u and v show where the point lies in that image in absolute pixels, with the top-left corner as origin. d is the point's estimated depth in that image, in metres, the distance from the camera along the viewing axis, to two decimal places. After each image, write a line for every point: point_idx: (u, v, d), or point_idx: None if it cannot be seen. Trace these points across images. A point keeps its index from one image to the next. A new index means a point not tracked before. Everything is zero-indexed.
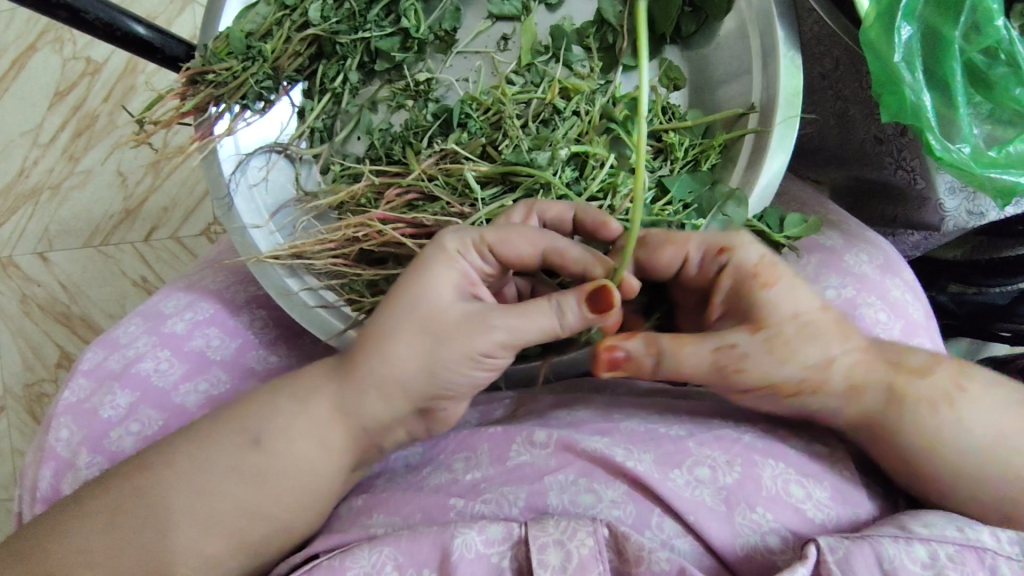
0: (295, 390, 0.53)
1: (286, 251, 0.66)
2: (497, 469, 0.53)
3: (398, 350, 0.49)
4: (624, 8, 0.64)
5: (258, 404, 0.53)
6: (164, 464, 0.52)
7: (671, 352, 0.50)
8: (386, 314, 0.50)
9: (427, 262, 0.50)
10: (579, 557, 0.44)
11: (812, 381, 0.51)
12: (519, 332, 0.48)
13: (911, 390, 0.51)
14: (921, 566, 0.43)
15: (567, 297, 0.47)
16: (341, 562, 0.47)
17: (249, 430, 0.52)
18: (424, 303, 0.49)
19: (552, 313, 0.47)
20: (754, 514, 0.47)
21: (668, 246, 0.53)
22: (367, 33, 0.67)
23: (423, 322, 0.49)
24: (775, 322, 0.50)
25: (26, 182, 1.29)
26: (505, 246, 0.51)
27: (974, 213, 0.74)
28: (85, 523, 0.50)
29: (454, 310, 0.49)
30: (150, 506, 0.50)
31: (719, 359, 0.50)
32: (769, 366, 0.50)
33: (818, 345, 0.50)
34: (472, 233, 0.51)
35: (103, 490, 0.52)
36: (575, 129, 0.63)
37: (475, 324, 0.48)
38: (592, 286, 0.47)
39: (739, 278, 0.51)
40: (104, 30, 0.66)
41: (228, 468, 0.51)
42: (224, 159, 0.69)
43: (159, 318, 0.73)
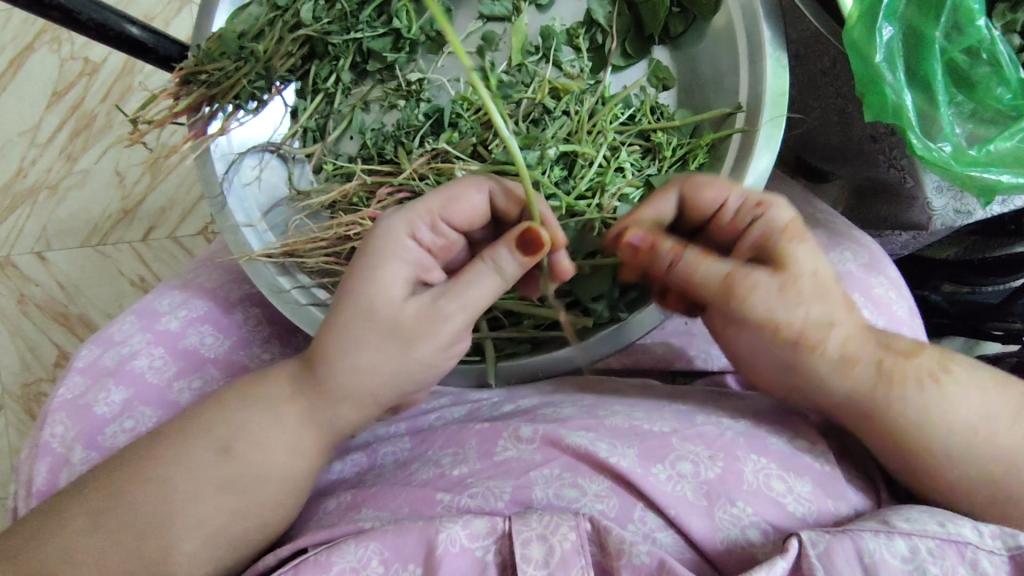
0: (271, 393, 0.53)
1: (278, 250, 0.67)
2: (484, 463, 0.54)
3: (364, 358, 0.50)
4: (613, 9, 0.66)
5: (230, 406, 0.54)
6: (146, 462, 0.52)
7: (693, 260, 0.52)
8: (343, 325, 0.50)
9: (377, 254, 0.51)
10: (562, 552, 0.45)
11: (812, 335, 0.52)
12: (470, 304, 0.49)
13: (898, 368, 0.52)
14: (901, 561, 0.44)
15: (498, 252, 0.48)
16: (328, 557, 0.48)
17: (222, 435, 0.52)
18: (380, 309, 0.50)
19: (490, 272, 0.48)
20: (734, 508, 0.48)
21: (712, 186, 0.55)
22: (359, 33, 0.68)
23: (383, 327, 0.49)
24: (795, 271, 0.51)
25: (24, 182, 1.30)
26: (451, 212, 0.54)
27: (961, 212, 0.74)
28: (71, 523, 0.51)
29: (409, 309, 0.50)
30: (135, 503, 0.51)
31: (730, 285, 0.51)
32: (772, 307, 0.51)
33: (824, 303, 0.51)
34: (417, 208, 0.53)
35: (87, 490, 0.52)
36: (565, 129, 0.64)
37: (431, 312, 0.49)
38: (518, 232, 0.47)
39: (766, 233, 0.53)
40: (97, 30, 0.66)
41: (207, 472, 0.51)
42: (218, 160, 0.70)
43: (153, 315, 0.73)
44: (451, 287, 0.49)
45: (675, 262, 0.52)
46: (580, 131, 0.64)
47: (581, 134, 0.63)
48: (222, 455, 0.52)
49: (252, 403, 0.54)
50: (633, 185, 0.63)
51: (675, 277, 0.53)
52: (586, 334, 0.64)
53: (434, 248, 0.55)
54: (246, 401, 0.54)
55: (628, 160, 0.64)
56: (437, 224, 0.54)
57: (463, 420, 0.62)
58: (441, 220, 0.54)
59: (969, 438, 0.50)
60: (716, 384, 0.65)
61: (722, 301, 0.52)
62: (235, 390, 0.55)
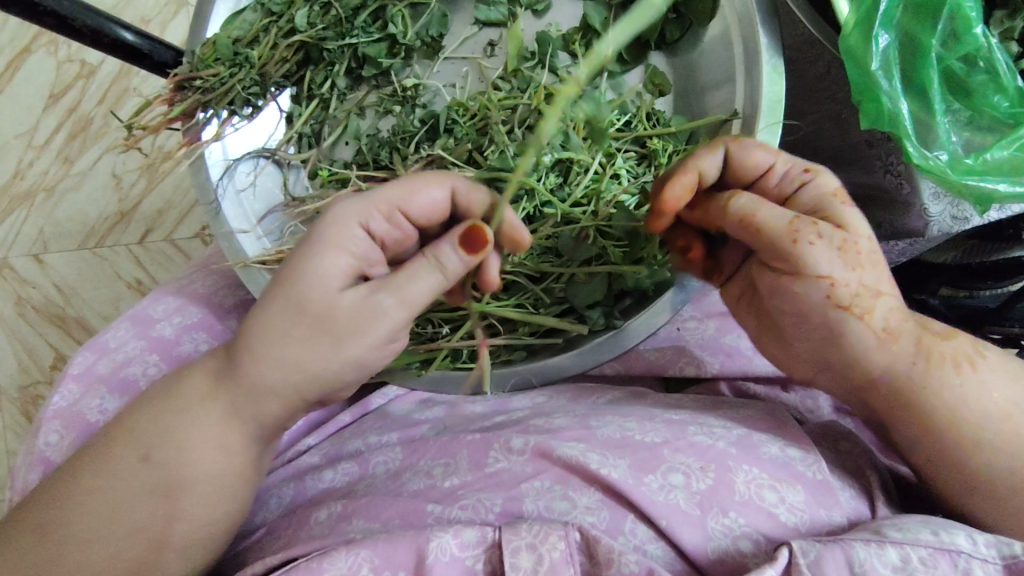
0: (188, 392, 0.52)
1: (271, 257, 0.66)
2: (475, 475, 0.54)
3: (291, 347, 0.48)
4: (610, 14, 0.65)
5: (150, 411, 0.53)
6: (76, 472, 0.52)
7: (752, 203, 0.51)
8: (275, 311, 0.48)
9: (323, 241, 0.48)
10: (551, 561, 0.45)
11: (862, 300, 0.51)
12: (407, 301, 0.47)
13: (936, 348, 0.53)
14: (892, 569, 0.43)
15: (440, 247, 0.46)
16: (319, 564, 0.47)
17: (143, 442, 0.52)
18: (314, 296, 0.47)
19: (432, 269, 0.46)
20: (726, 518, 0.48)
21: (762, 150, 0.53)
22: (355, 38, 0.68)
23: (314, 316, 0.47)
24: (855, 234, 0.51)
25: (22, 185, 1.29)
26: (410, 205, 0.50)
27: (958, 219, 0.71)
28: (18, 543, 0.50)
29: (345, 300, 0.47)
30: (68, 516, 0.51)
31: (793, 232, 0.50)
32: (833, 264, 0.50)
33: (878, 270, 0.51)
34: (372, 199, 0.49)
35: (30, 505, 0.52)
36: (561, 134, 0.64)
37: (368, 306, 0.47)
38: (462, 229, 0.46)
39: (819, 197, 0.52)
40: (91, 36, 0.66)
41: (133, 480, 0.51)
42: (213, 165, 0.69)
43: (147, 322, 0.73)
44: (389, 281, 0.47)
45: (732, 202, 0.52)
46: (575, 137, 0.63)
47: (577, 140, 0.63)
48: (146, 462, 0.51)
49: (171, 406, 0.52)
50: (629, 192, 0.63)
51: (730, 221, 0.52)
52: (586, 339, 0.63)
53: (384, 240, 0.51)
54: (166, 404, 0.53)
55: (623, 167, 0.64)
56: (393, 217, 0.50)
57: (456, 429, 0.63)
58: (398, 213, 0.50)
59: (984, 433, 0.51)
60: (710, 391, 0.65)
61: (781, 249, 0.51)
62: (153, 397, 0.54)
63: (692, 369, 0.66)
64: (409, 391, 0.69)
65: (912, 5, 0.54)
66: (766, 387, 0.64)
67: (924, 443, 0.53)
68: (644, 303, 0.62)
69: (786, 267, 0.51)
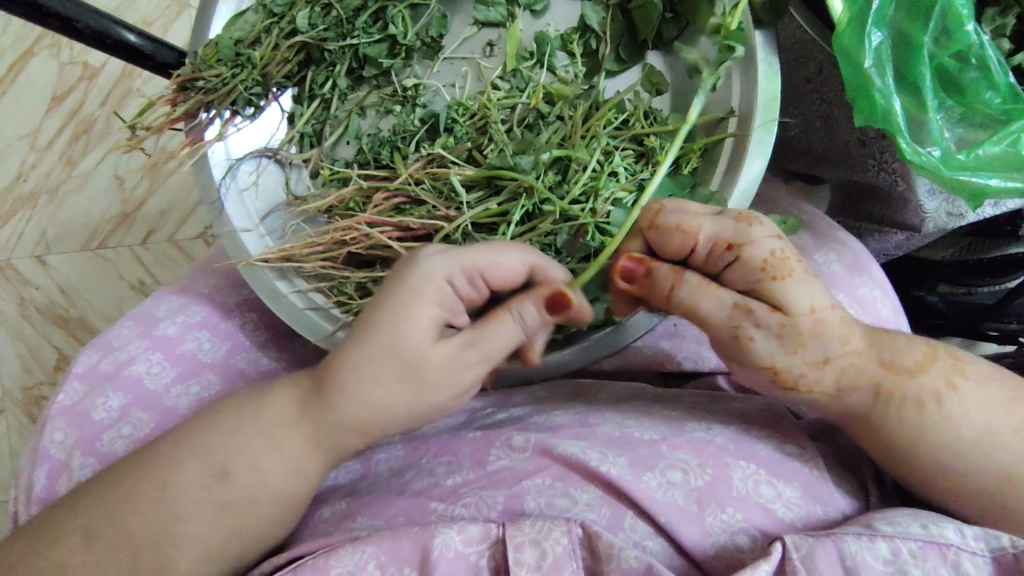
0: (269, 415, 0.53)
1: (275, 254, 0.67)
2: (478, 473, 0.54)
3: (373, 392, 0.50)
4: (607, 14, 0.66)
5: (229, 427, 0.54)
6: (141, 477, 0.53)
7: (693, 290, 0.50)
8: (366, 352, 0.49)
9: (411, 293, 0.49)
10: (554, 556, 0.46)
11: (807, 379, 0.52)
12: (491, 357, 0.49)
13: (899, 388, 0.52)
14: (883, 563, 0.44)
15: (524, 304, 0.49)
16: (325, 560, 0.48)
17: (219, 458, 0.53)
18: (405, 347, 0.49)
19: (514, 324, 0.49)
20: (724, 514, 0.49)
21: (678, 230, 0.51)
22: (355, 39, 0.68)
23: (404, 365, 0.49)
24: (791, 314, 0.50)
25: (25, 186, 1.31)
26: (493, 266, 0.51)
27: (953, 214, 0.74)
28: (67, 538, 0.52)
29: (436, 355, 0.49)
30: (129, 522, 0.52)
31: (722, 329, 0.51)
32: (771, 352, 0.51)
33: (821, 345, 0.51)
34: (460, 256, 0.50)
35: (83, 506, 0.53)
36: (559, 133, 0.65)
37: (456, 364, 0.49)
38: (548, 292, 0.48)
39: (752, 272, 0.50)
40: (94, 37, 0.67)
41: (201, 495, 0.52)
42: (215, 165, 0.71)
43: (151, 321, 0.74)
44: (473, 335, 0.49)
45: (676, 288, 0.51)
46: (573, 136, 0.64)
47: (575, 139, 0.63)
48: (217, 480, 0.52)
49: (251, 427, 0.53)
50: (627, 189, 0.62)
51: (672, 309, 0.52)
52: (584, 335, 0.64)
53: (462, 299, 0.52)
54: (245, 422, 0.54)
55: (622, 164, 0.63)
56: (475, 278, 0.51)
57: (458, 427, 0.63)
58: (479, 273, 0.51)
59: (958, 464, 0.52)
60: (708, 386, 0.66)
61: (717, 339, 0.52)
62: (232, 411, 0.55)
63: (689, 363, 0.67)
64: None
65: (904, 3, 0.55)
66: None
67: (899, 468, 0.54)
68: None
69: (725, 351, 0.53)
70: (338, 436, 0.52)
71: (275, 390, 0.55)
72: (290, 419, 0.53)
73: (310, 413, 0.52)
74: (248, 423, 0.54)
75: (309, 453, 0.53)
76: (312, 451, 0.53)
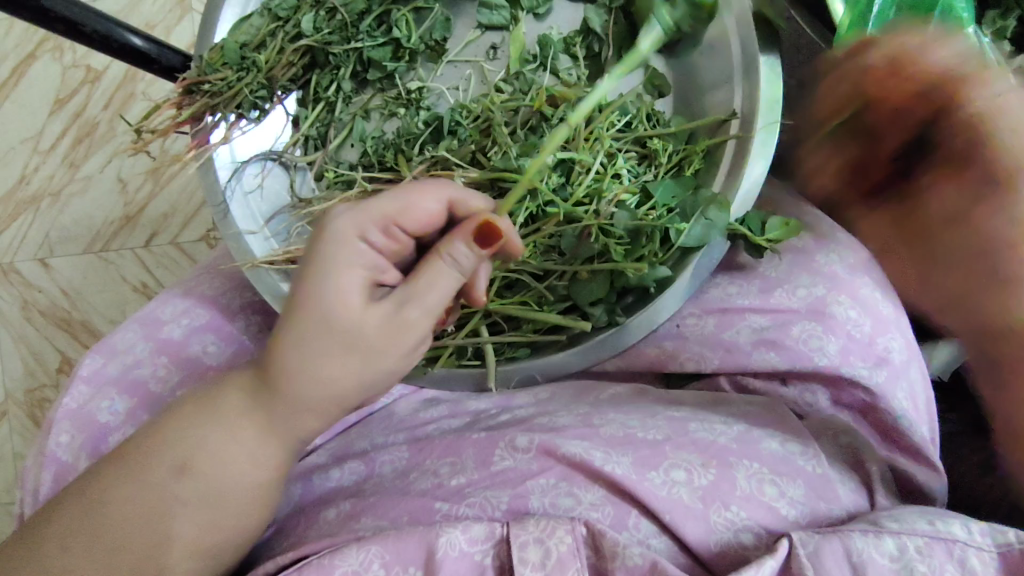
0: (223, 407, 0.53)
1: (280, 256, 0.68)
2: (482, 473, 0.55)
3: (319, 366, 0.50)
4: (610, 18, 0.66)
5: (188, 419, 0.54)
6: (111, 480, 0.53)
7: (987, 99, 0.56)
8: (301, 335, 0.50)
9: (329, 259, 0.50)
10: (558, 554, 0.46)
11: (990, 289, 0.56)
12: (431, 304, 0.49)
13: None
14: (890, 559, 0.45)
15: (456, 244, 0.48)
16: (330, 560, 0.48)
17: (184, 451, 0.53)
18: (336, 317, 0.49)
19: (450, 269, 0.48)
20: (729, 512, 0.49)
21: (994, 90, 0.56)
22: (359, 42, 0.69)
23: (340, 336, 0.49)
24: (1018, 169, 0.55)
25: (28, 189, 1.31)
26: (409, 215, 0.52)
27: None
28: (46, 543, 0.52)
29: (371, 317, 0.49)
30: (102, 524, 0.52)
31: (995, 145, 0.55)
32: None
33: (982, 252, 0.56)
34: (368, 212, 0.51)
35: (57, 513, 0.53)
36: (563, 135, 0.64)
37: (394, 322, 0.49)
38: (477, 226, 0.48)
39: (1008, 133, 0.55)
40: (100, 42, 0.68)
41: (170, 492, 0.52)
42: (220, 168, 0.72)
43: (155, 323, 0.74)
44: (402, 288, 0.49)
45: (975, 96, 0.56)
46: (577, 138, 0.64)
47: (578, 141, 0.63)
48: (184, 474, 0.52)
49: (208, 419, 0.53)
50: (630, 192, 0.63)
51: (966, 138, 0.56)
52: (588, 337, 0.65)
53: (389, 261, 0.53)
54: (203, 413, 0.54)
55: (625, 166, 0.64)
56: (394, 231, 0.52)
57: (462, 428, 0.64)
58: (394, 226, 0.52)
59: None
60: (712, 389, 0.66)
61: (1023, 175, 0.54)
62: (191, 403, 0.55)
63: (692, 365, 0.66)
64: (414, 389, 0.70)
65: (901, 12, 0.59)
66: (765, 381, 0.65)
67: None
68: (646, 300, 0.64)
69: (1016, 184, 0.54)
70: (297, 418, 0.52)
71: (226, 383, 0.54)
72: (244, 407, 0.53)
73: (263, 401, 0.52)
74: (203, 416, 0.54)
75: (267, 441, 0.53)
76: (271, 437, 0.53)
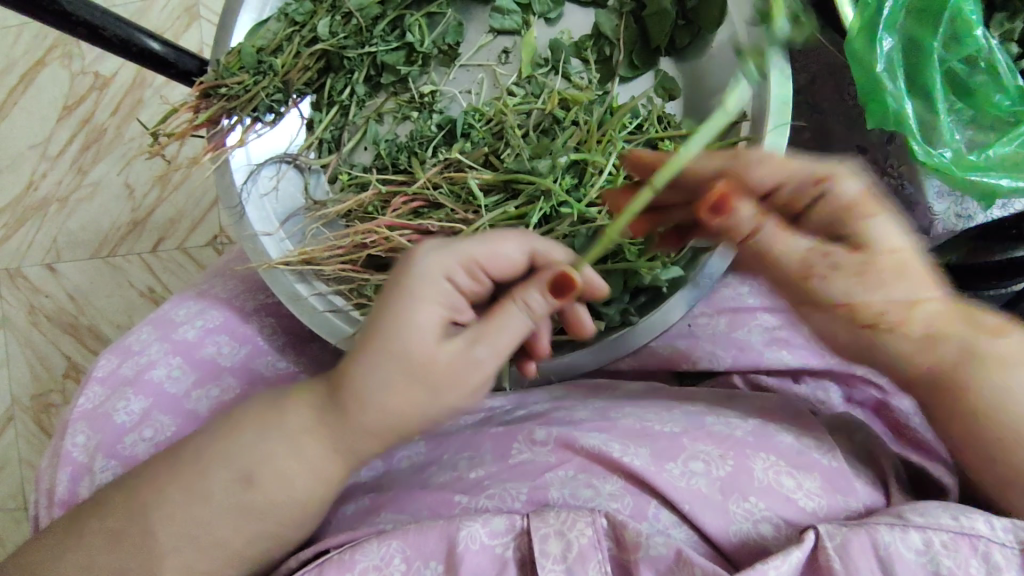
0: (295, 424, 0.53)
1: (296, 258, 0.68)
2: (500, 466, 0.56)
3: (389, 399, 0.50)
4: (620, 22, 0.67)
5: (254, 431, 0.53)
6: (166, 482, 0.53)
7: (773, 231, 0.54)
8: (375, 363, 0.50)
9: (413, 293, 0.51)
10: (579, 546, 0.47)
11: (893, 315, 0.54)
12: (502, 347, 0.50)
13: (964, 347, 0.54)
14: (916, 553, 0.46)
15: (530, 293, 0.50)
16: (351, 555, 0.49)
17: (246, 463, 0.52)
18: (411, 350, 0.49)
19: (523, 314, 0.50)
20: (747, 503, 0.50)
21: (763, 166, 0.54)
22: (373, 47, 0.70)
23: (412, 369, 0.49)
24: (874, 249, 0.53)
25: (36, 195, 1.32)
26: (490, 259, 0.55)
27: (962, 215, 0.75)
28: (86, 540, 0.52)
29: (444, 353, 0.49)
30: (149, 525, 0.52)
31: (807, 266, 0.54)
32: (855, 287, 0.54)
33: (908, 283, 0.54)
34: (456, 251, 0.53)
35: (101, 509, 0.53)
36: (574, 138, 0.65)
37: (466, 361, 0.50)
38: (553, 277, 0.50)
39: (840, 208, 0.54)
40: (120, 45, 0.69)
41: (226, 501, 0.52)
42: (236, 169, 0.71)
43: (169, 325, 0.75)
44: (473, 330, 0.50)
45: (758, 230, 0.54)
46: (590, 140, 0.65)
47: (592, 143, 0.64)
48: (244, 486, 0.52)
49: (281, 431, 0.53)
50: None
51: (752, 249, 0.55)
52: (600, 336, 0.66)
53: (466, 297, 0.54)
54: (269, 427, 0.53)
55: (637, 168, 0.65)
56: (472, 271, 0.54)
57: (479, 424, 0.65)
58: (479, 269, 0.55)
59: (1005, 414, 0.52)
60: (723, 384, 0.67)
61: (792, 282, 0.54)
62: (257, 413, 0.54)
63: (706, 362, 0.68)
64: None
65: (913, 12, 0.56)
66: (776, 378, 0.66)
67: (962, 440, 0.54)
68: (658, 300, 0.66)
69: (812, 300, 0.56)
70: (362, 442, 0.51)
71: (298, 395, 0.54)
72: (316, 425, 0.52)
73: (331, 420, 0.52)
74: (273, 428, 0.53)
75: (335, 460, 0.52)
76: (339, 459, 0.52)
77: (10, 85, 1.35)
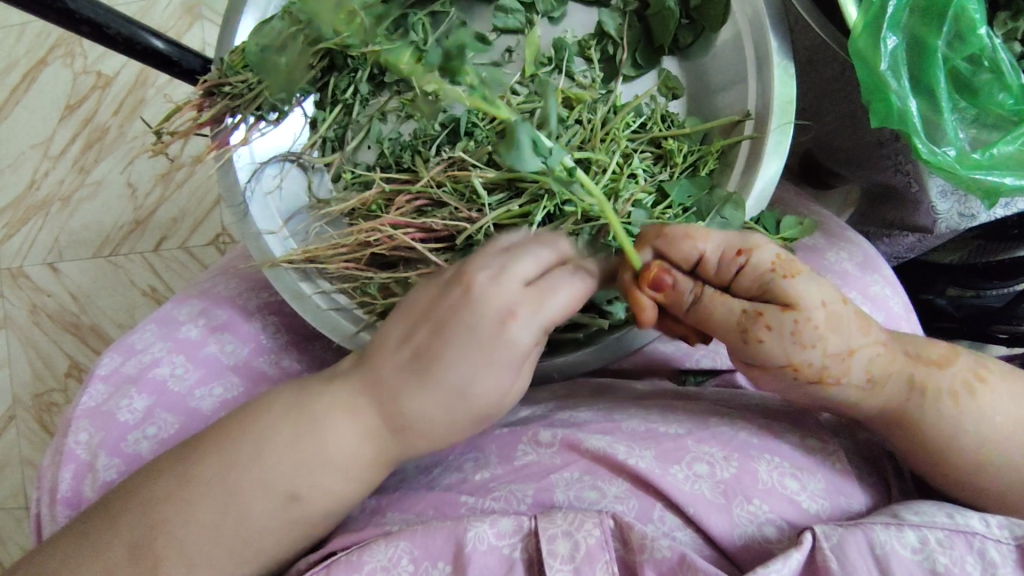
0: (338, 450, 0.52)
1: (298, 256, 0.68)
2: (506, 468, 0.56)
3: (447, 433, 0.52)
4: (624, 20, 0.67)
5: (288, 450, 0.52)
6: (194, 493, 0.52)
7: (711, 297, 0.52)
8: (440, 408, 0.51)
9: (488, 351, 0.50)
10: (587, 547, 0.47)
11: (833, 370, 0.52)
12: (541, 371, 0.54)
13: (931, 381, 0.54)
14: (912, 551, 0.46)
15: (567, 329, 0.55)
16: (359, 556, 0.49)
17: (289, 482, 0.52)
18: (478, 399, 0.51)
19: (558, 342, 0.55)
20: (751, 505, 0.50)
21: (688, 238, 0.52)
22: (377, 45, 0.69)
23: (475, 413, 0.51)
24: (806, 308, 0.50)
25: (38, 194, 1.32)
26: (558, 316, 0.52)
27: (965, 215, 0.77)
28: (110, 551, 0.51)
29: (507, 398, 0.52)
30: (172, 531, 0.51)
31: (742, 330, 0.51)
32: (792, 349, 0.51)
33: (842, 337, 0.51)
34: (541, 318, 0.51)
35: (118, 520, 0.52)
36: (579, 137, 0.64)
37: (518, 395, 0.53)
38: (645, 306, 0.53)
39: (760, 277, 0.51)
40: (124, 43, 0.69)
41: (273, 520, 0.52)
42: (240, 168, 0.72)
43: (173, 324, 0.75)
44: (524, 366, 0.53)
45: (687, 298, 0.52)
46: (593, 139, 0.64)
47: (595, 142, 0.64)
48: (288, 503, 0.52)
49: (320, 453, 0.52)
50: (647, 191, 0.63)
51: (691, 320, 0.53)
52: (604, 335, 0.64)
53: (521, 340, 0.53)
54: (307, 456, 0.52)
55: (640, 166, 0.64)
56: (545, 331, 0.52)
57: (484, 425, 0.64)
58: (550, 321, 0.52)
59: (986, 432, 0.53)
60: (728, 381, 0.67)
61: (737, 344, 0.52)
62: (287, 429, 0.53)
63: (706, 361, 0.70)
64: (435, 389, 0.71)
65: (918, 10, 0.57)
66: None
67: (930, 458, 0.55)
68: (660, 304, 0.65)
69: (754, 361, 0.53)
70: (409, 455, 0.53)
71: (337, 413, 0.53)
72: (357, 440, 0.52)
73: (386, 443, 0.53)
74: (310, 450, 0.52)
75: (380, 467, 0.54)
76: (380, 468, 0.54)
77: (12, 84, 1.35)
